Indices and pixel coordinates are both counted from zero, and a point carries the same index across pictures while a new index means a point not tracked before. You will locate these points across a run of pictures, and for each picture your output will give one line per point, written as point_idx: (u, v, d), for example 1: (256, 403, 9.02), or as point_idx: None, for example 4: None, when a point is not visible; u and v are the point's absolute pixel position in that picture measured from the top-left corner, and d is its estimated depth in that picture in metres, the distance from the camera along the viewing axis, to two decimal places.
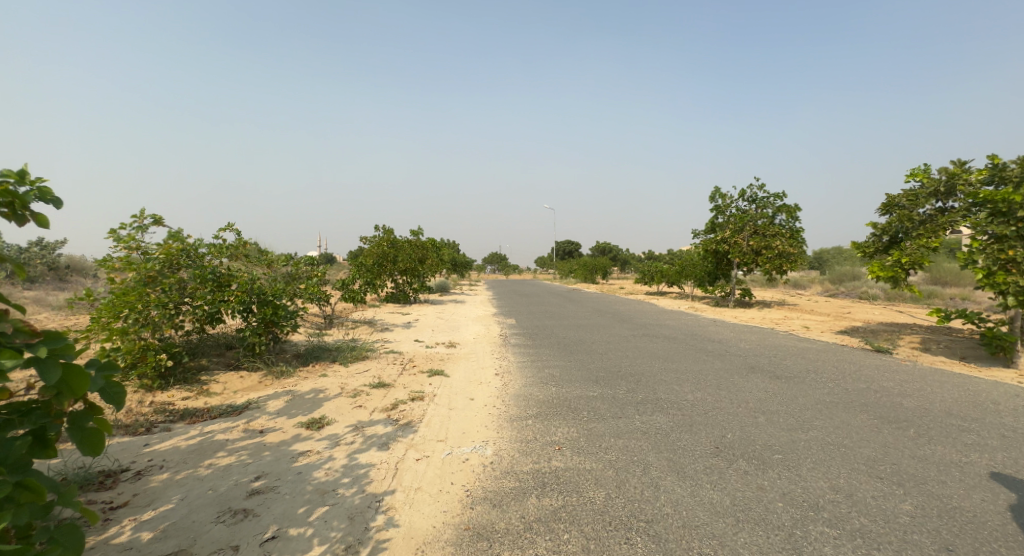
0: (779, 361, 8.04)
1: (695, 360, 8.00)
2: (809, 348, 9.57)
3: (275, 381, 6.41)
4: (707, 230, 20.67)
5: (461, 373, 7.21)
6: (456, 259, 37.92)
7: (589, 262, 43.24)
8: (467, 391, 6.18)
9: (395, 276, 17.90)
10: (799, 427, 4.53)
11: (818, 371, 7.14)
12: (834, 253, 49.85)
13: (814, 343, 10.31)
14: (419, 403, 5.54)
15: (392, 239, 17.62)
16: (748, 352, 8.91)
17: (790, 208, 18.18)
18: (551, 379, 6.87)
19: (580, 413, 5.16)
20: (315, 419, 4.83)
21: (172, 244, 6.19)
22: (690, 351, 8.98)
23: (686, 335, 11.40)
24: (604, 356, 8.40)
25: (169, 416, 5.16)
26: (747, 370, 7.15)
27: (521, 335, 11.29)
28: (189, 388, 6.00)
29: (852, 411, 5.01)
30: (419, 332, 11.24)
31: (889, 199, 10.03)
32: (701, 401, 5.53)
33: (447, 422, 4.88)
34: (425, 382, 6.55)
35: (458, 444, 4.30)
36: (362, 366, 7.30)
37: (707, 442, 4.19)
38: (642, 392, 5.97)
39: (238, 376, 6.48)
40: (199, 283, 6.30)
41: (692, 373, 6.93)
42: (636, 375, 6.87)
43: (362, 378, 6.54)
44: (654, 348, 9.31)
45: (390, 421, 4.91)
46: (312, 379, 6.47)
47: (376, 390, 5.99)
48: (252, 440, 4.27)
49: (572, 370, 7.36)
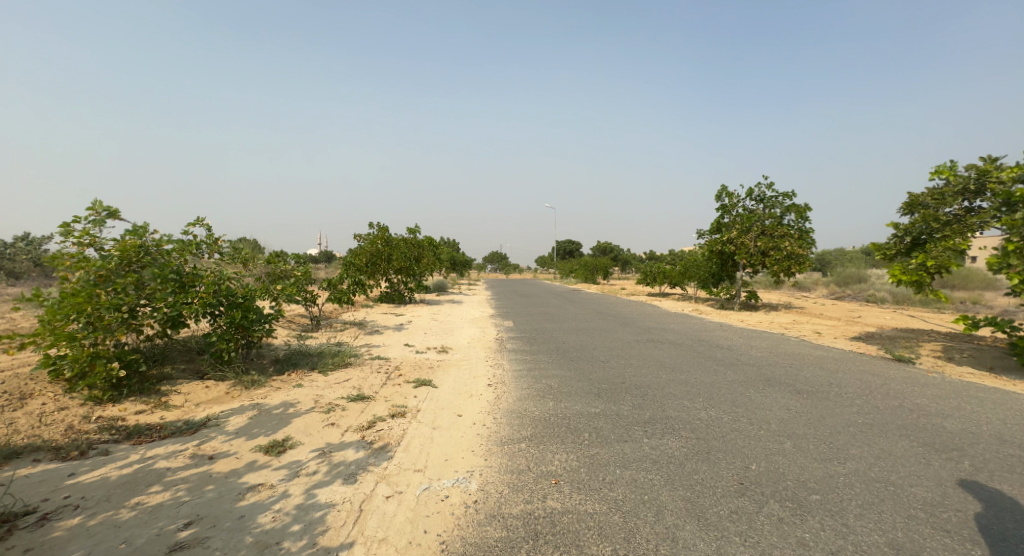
0: (797, 371, 7.41)
1: (705, 370, 7.39)
2: (825, 357, 8.94)
3: (244, 393, 5.79)
4: (713, 230, 20.06)
5: (450, 384, 6.59)
6: (454, 257, 37.31)
7: (589, 261, 42.61)
8: (455, 406, 5.55)
9: (389, 276, 17.32)
10: (834, 457, 3.91)
11: (841, 384, 6.52)
12: (837, 255, 49.22)
13: (829, 351, 9.70)
14: (400, 421, 4.91)
15: (387, 237, 17.03)
16: (761, 361, 8.29)
17: (799, 208, 17.55)
18: (549, 392, 6.25)
19: (581, 436, 4.53)
20: (276, 442, 4.22)
21: (129, 240, 5.61)
22: (698, 359, 8.36)
23: (693, 341, 10.79)
24: (606, 365, 7.79)
25: (114, 434, 4.54)
26: (763, 383, 6.52)
27: (518, 339, 10.67)
28: (146, 400, 5.37)
29: (891, 436, 4.39)
30: (410, 335, 10.63)
31: (912, 198, 9.42)
32: (718, 421, 4.91)
33: (428, 446, 4.26)
34: (410, 394, 5.93)
35: (438, 476, 3.69)
36: (342, 375, 6.66)
37: (729, 477, 3.58)
38: (649, 409, 5.36)
39: (204, 386, 5.85)
40: (159, 283, 5.69)
41: (704, 386, 6.32)
42: (642, 388, 6.25)
43: (341, 390, 5.91)
44: (660, 356, 8.69)
45: (363, 444, 4.29)
46: (285, 391, 5.85)
47: (353, 405, 5.37)
48: (197, 470, 3.67)
49: (572, 382, 6.73)
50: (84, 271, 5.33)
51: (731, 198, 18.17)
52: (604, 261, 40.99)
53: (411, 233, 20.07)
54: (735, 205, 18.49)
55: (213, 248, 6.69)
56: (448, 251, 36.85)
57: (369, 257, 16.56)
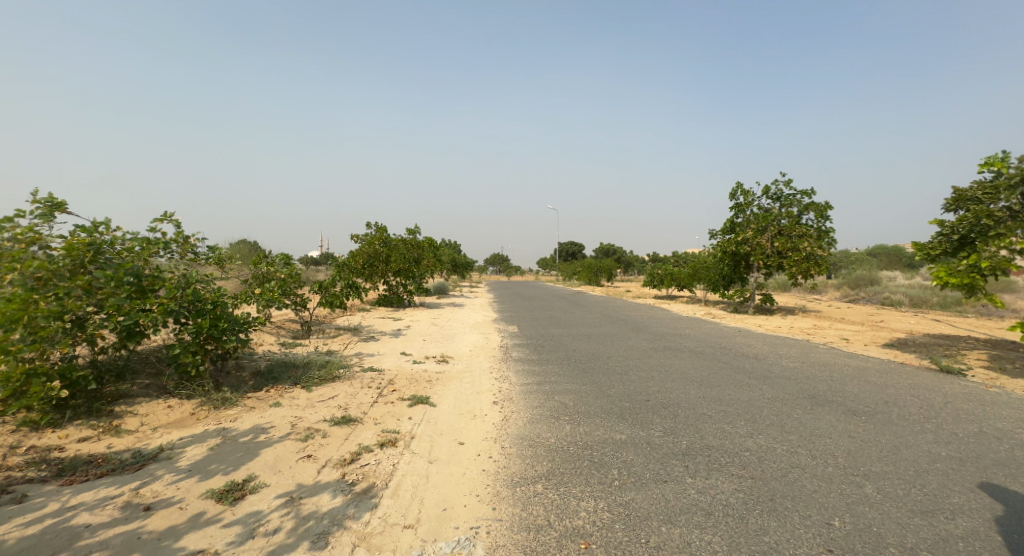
0: (842, 388, 6.55)
1: (739, 385, 6.54)
2: (865, 370, 8.11)
3: (211, 414, 4.90)
4: (726, 231, 19.22)
5: (451, 402, 5.77)
6: (455, 258, 36.45)
7: (593, 263, 41.80)
8: (457, 431, 4.74)
9: (388, 278, 16.54)
10: (937, 507, 3.09)
11: (899, 403, 5.69)
12: (845, 256, 48.30)
13: (866, 362, 8.85)
14: (390, 452, 4.11)
15: (386, 237, 16.25)
16: (797, 375, 7.44)
17: (819, 207, 16.74)
18: (565, 412, 5.43)
19: (608, 474, 3.71)
20: (234, 485, 3.39)
21: (77, 237, 4.85)
22: (727, 372, 7.51)
23: (713, 348, 9.97)
24: (625, 378, 6.97)
25: (42, 471, 3.74)
26: (810, 403, 5.67)
27: (524, 347, 9.84)
28: (94, 425, 4.56)
29: (995, 475, 3.56)
30: (407, 343, 9.80)
31: (959, 194, 8.74)
32: (774, 455, 4.07)
33: (423, 491, 3.45)
34: (403, 416, 5.11)
35: (434, 536, 2.89)
36: (328, 391, 5.84)
37: (811, 540, 2.76)
38: (685, 436, 4.54)
39: (165, 406, 5.01)
40: (111, 287, 4.87)
41: (741, 406, 5.50)
42: (671, 408, 5.42)
43: (324, 411, 5.09)
44: (683, 367, 7.86)
45: (342, 487, 3.47)
46: (259, 412, 4.96)
47: (335, 430, 4.55)
48: (125, 529, 2.88)
49: (589, 399, 5.90)
50: (18, 272, 4.54)
51: (746, 197, 17.35)
52: (609, 264, 40.02)
53: (411, 233, 19.35)
54: (749, 205, 17.69)
55: (184, 247, 5.86)
56: (450, 252, 36.10)
57: (366, 258, 15.76)
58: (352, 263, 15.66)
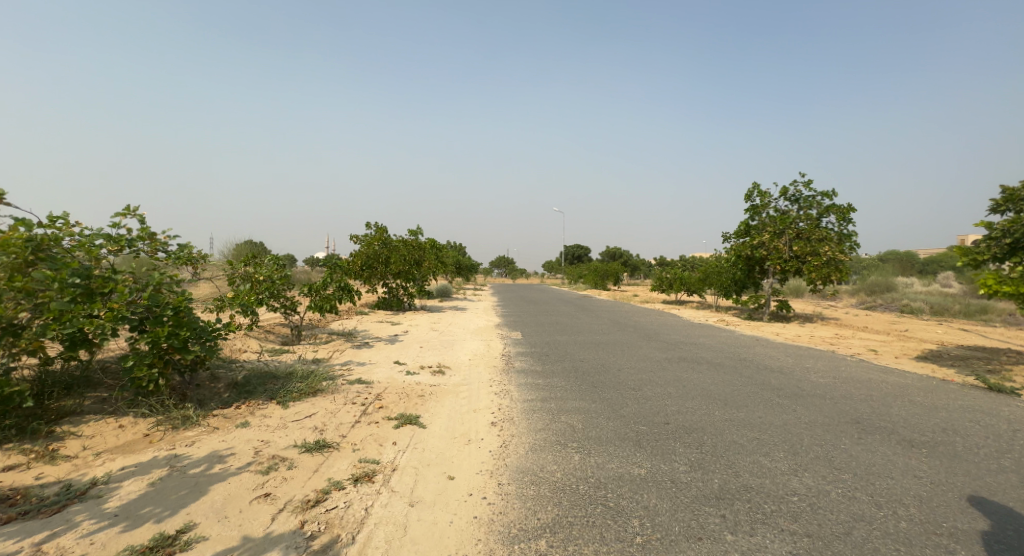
0: (887, 411, 5.78)
1: (770, 406, 5.79)
2: (907, 388, 7.35)
3: (167, 436, 4.07)
4: (740, 234, 18.45)
5: (443, 423, 5.09)
6: (459, 260, 35.80)
7: (599, 266, 41.08)
8: (447, 461, 4.05)
9: (387, 280, 15.92)
10: None
11: (962, 435, 4.93)
12: (858, 262, 47.26)
13: (904, 379, 8.09)
14: (365, 490, 3.41)
15: (385, 238, 15.63)
16: (834, 393, 6.66)
17: (841, 210, 15.91)
18: (573, 437, 4.74)
19: (629, 526, 3.03)
20: (161, 541, 2.70)
21: (15, 233, 4.18)
22: (752, 389, 6.74)
23: (733, 359, 9.22)
24: (641, 395, 6.26)
25: None
26: (856, 430, 4.92)
27: (528, 356, 9.14)
28: (26, 450, 3.71)
29: None
30: (403, 350, 9.14)
31: (1010, 192, 8.30)
32: (828, 503, 3.37)
33: (399, 549, 2.77)
34: (386, 441, 4.42)
35: None
36: (305, 408, 5.13)
37: None
38: (717, 473, 3.84)
39: (116, 425, 4.16)
40: (52, 291, 4.17)
41: (778, 433, 4.77)
42: (696, 434, 4.71)
43: (296, 433, 4.37)
44: (703, 382, 7.12)
45: (297, 542, 2.78)
46: (221, 434, 4.18)
47: (305, 459, 3.84)
48: None
49: (600, 421, 5.19)
50: None
51: (763, 198, 16.58)
52: (617, 269, 39.12)
53: (412, 234, 18.80)
54: (766, 206, 16.91)
55: (152, 245, 5.16)
56: (454, 254, 35.43)
57: (365, 260, 15.14)
58: (350, 264, 15.04)
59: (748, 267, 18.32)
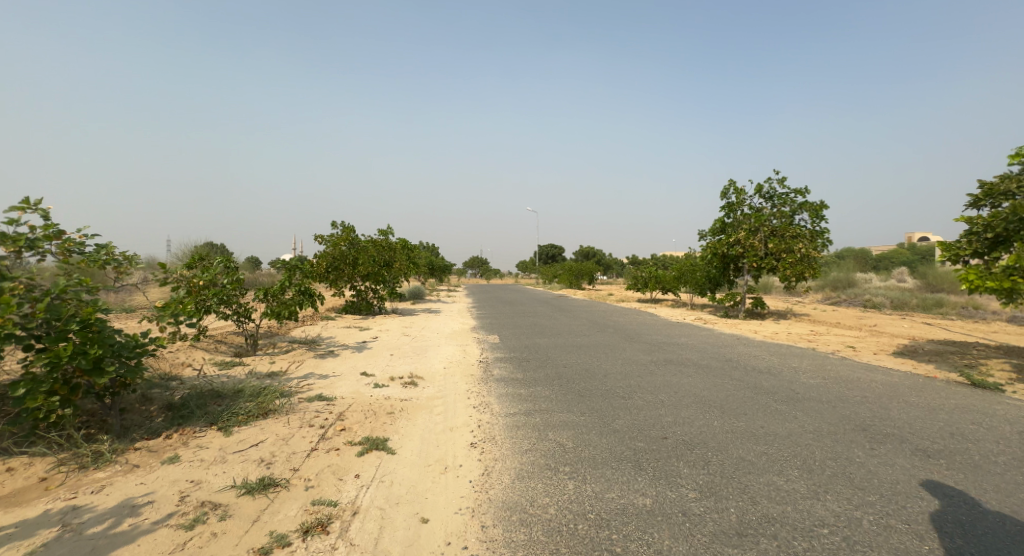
0: (889, 414, 5.46)
1: (769, 414, 5.40)
2: (898, 386, 7.11)
3: (70, 481, 3.34)
4: (715, 231, 18.37)
5: (415, 446, 4.46)
6: (432, 261, 34.91)
7: (573, 266, 40.93)
8: (419, 499, 3.43)
9: (355, 283, 15.10)
10: None
11: (974, 441, 4.61)
12: None
13: (892, 377, 7.88)
14: (315, 546, 2.76)
15: (353, 238, 14.81)
16: (829, 395, 6.34)
17: (814, 206, 15.94)
18: (564, 459, 4.19)
19: None
20: None
21: None
22: (746, 393, 6.36)
23: (719, 360, 8.91)
24: (632, 404, 5.79)
25: None
26: (866, 439, 4.54)
27: (506, 362, 8.56)
28: None
29: None
30: (371, 359, 8.42)
31: (989, 185, 8.16)
32: (865, 537, 2.93)
33: None
34: (348, 474, 3.77)
35: None
36: (251, 434, 4.42)
37: None
38: (733, 501, 3.36)
39: (4, 470, 3.38)
40: None
41: (788, 447, 4.34)
42: (699, 453, 4.24)
43: (236, 469, 3.68)
44: (694, 387, 6.71)
45: None
46: (141, 476, 3.45)
47: (245, 504, 3.16)
48: None
49: (592, 438, 4.67)
50: None
51: (738, 196, 16.51)
52: (590, 268, 38.93)
53: (382, 234, 18.01)
54: (740, 204, 16.85)
55: (63, 247, 4.33)
56: (427, 255, 34.56)
57: (331, 261, 14.30)
58: (315, 267, 14.17)
59: (723, 264, 18.24)
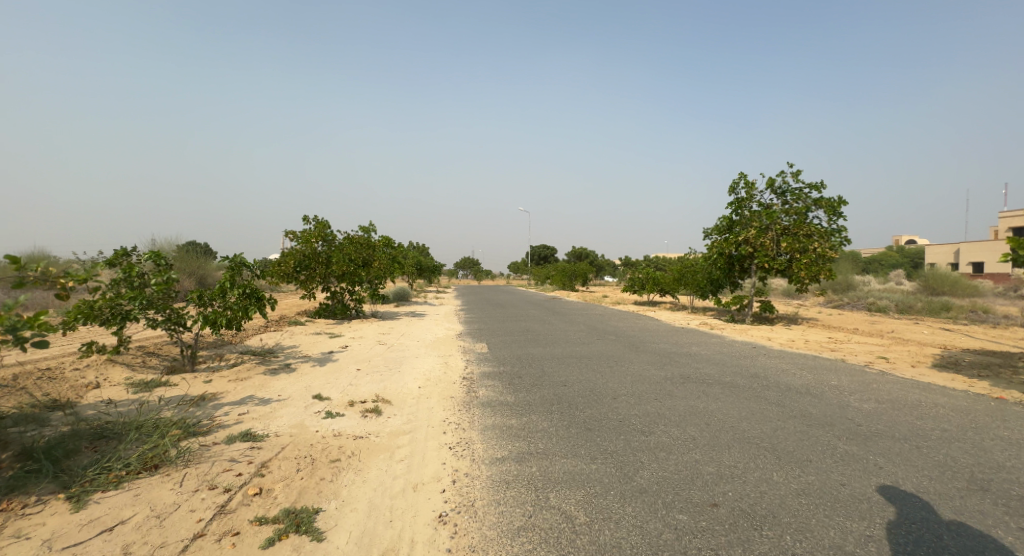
0: (997, 459, 4.14)
1: (844, 460, 4.06)
2: (972, 412, 5.81)
3: None
4: (721, 230, 17.12)
5: (357, 524, 3.06)
6: (421, 259, 33.24)
7: (567, 266, 39.72)
8: None
9: (329, 284, 13.63)
10: None
11: None
12: None
13: (956, 397, 6.58)
14: None
15: (326, 235, 13.30)
16: (901, 429, 5.01)
17: (831, 203, 14.72)
18: (576, 548, 2.81)
19: None
20: None
21: None
22: (798, 426, 5.02)
23: (744, 376, 7.63)
24: (657, 445, 4.42)
25: None
26: (999, 509, 3.20)
27: (494, 379, 7.15)
28: None
29: None
30: (332, 376, 6.97)
31: None
32: None
33: None
34: None
35: None
36: (114, 508, 3.03)
37: None
38: None
39: None
40: None
41: (899, 527, 2.99)
42: (774, 540, 2.87)
43: None
44: (729, 416, 5.36)
45: None
46: None
47: None
48: None
49: (612, 506, 3.30)
50: None
51: (748, 191, 15.27)
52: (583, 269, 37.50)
53: (364, 232, 16.58)
54: (750, 200, 15.61)
55: None
56: (414, 254, 32.85)
57: (300, 260, 12.82)
58: (283, 266, 12.68)
59: (730, 265, 16.98)
